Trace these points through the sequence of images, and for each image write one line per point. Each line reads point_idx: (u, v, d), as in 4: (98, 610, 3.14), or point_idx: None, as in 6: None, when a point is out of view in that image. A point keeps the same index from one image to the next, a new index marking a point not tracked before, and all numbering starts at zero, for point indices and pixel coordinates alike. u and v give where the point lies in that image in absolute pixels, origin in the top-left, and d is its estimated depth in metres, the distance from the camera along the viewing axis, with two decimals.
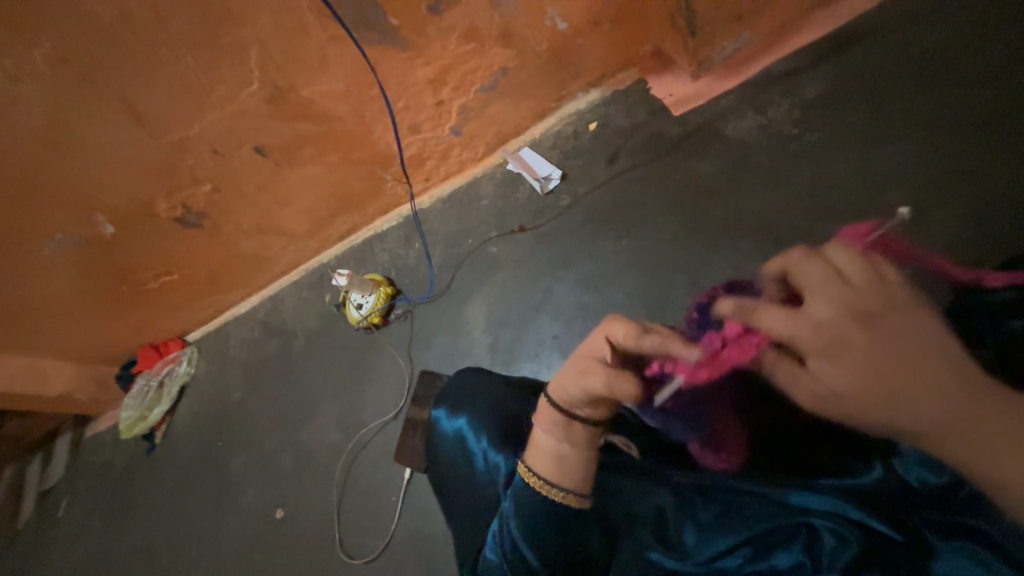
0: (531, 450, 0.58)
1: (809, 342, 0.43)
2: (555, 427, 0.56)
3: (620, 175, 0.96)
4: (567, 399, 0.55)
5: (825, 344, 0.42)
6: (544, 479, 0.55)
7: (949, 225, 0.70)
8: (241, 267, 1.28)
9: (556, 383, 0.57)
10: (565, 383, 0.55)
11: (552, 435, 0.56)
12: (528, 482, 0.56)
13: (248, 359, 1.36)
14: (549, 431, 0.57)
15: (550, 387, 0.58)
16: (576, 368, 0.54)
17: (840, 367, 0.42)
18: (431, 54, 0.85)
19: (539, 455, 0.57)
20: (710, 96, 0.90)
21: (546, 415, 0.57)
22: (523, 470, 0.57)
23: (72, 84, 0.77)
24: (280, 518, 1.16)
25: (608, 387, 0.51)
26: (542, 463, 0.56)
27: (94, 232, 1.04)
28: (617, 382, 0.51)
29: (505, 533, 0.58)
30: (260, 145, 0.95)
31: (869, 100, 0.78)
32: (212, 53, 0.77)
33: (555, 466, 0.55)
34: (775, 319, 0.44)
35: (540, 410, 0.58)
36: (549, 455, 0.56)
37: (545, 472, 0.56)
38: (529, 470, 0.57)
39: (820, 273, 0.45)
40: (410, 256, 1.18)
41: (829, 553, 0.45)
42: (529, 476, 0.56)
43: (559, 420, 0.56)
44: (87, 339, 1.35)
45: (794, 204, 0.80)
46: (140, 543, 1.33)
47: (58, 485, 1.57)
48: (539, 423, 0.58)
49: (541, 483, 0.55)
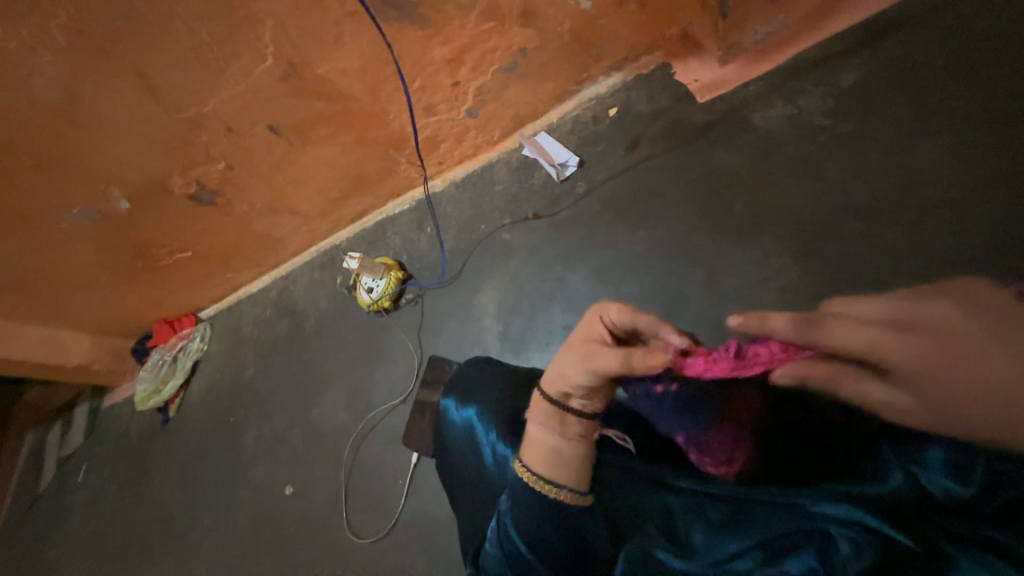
0: (527, 447, 0.60)
1: (895, 353, 0.44)
2: (549, 420, 0.59)
3: (639, 163, 0.94)
4: (574, 381, 0.58)
5: (902, 350, 0.44)
6: (539, 475, 0.57)
7: (992, 225, 0.66)
8: (254, 246, 1.29)
9: (554, 372, 0.60)
10: (568, 371, 0.58)
11: (547, 427, 0.59)
12: (525, 478, 0.57)
13: (260, 338, 1.37)
14: (545, 424, 0.59)
15: (546, 379, 0.61)
16: (585, 351, 0.57)
17: (916, 368, 0.43)
18: (449, 33, 0.82)
19: (536, 451, 0.59)
20: (737, 82, 0.87)
21: (543, 409, 0.60)
22: (518, 467, 0.59)
23: (87, 57, 0.76)
24: (289, 495, 1.18)
25: (625, 362, 0.54)
26: (538, 458, 0.58)
27: (111, 207, 1.05)
28: (632, 356, 0.54)
29: (506, 529, 0.58)
30: (274, 123, 0.94)
31: (908, 90, 0.74)
32: (227, 27, 0.75)
33: (551, 461, 0.57)
34: (852, 332, 0.47)
35: (535, 404, 0.61)
36: (545, 450, 0.58)
37: (540, 469, 0.57)
38: (525, 468, 0.58)
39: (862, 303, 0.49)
40: (422, 241, 1.17)
41: (843, 560, 0.44)
42: (525, 473, 0.58)
43: (557, 414, 0.59)
44: (104, 313, 1.38)
45: (820, 199, 0.77)
46: (154, 512, 1.37)
47: (77, 453, 1.62)
48: (534, 418, 0.61)
49: (536, 479, 0.56)
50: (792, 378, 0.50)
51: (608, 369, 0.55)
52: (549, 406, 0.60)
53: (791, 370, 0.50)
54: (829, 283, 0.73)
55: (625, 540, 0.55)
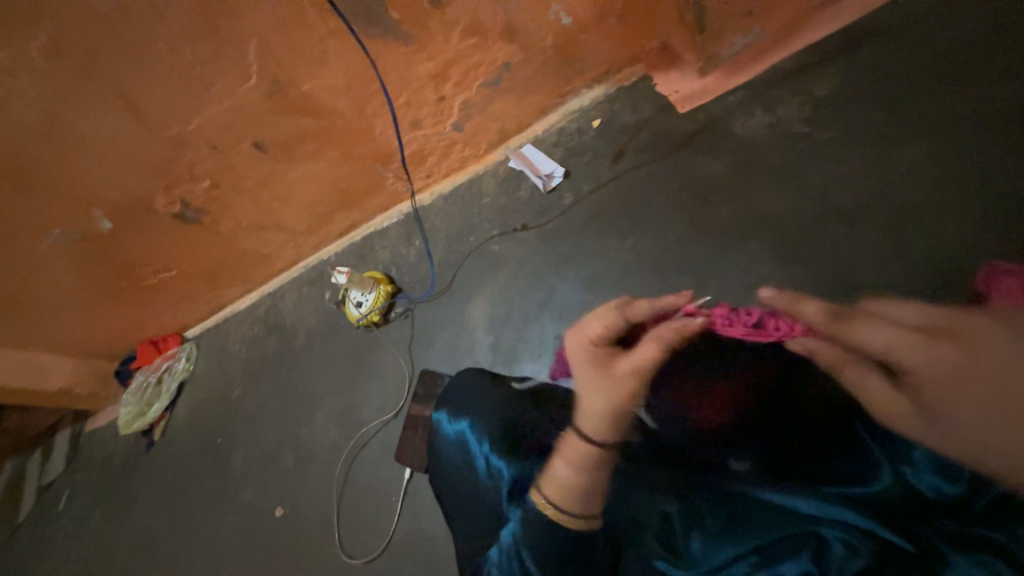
0: (549, 482, 0.56)
1: (913, 353, 0.49)
2: (578, 458, 0.56)
3: (625, 173, 0.95)
4: (629, 397, 0.57)
5: (925, 352, 0.48)
6: (570, 512, 0.54)
7: (966, 227, 0.68)
8: (241, 263, 1.28)
9: (588, 410, 0.57)
10: (620, 395, 0.56)
11: (578, 467, 0.55)
12: (546, 513, 0.55)
13: (248, 355, 1.35)
14: (574, 463, 0.56)
15: (581, 421, 0.57)
16: (626, 367, 0.57)
17: (930, 367, 0.47)
18: (433, 49, 0.83)
19: (564, 490, 0.55)
20: (717, 93, 0.89)
21: (583, 452, 0.55)
22: (540, 502, 0.55)
23: (67, 78, 0.75)
24: (279, 516, 1.16)
25: (660, 344, 0.56)
26: (566, 495, 0.55)
27: (92, 228, 1.03)
28: (661, 334, 0.57)
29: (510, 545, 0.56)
30: (259, 140, 0.94)
31: (881, 98, 0.77)
32: (210, 46, 0.75)
33: (581, 497, 0.54)
34: (876, 330, 0.53)
35: (571, 449, 0.56)
36: (573, 488, 0.55)
37: (568, 504, 0.55)
38: (549, 503, 0.55)
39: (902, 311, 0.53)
40: (411, 254, 1.17)
41: (838, 561, 0.45)
42: (549, 509, 0.55)
43: (595, 453, 0.55)
44: (86, 335, 1.35)
45: (801, 204, 0.79)
46: (140, 538, 1.33)
47: (58, 480, 1.57)
48: (562, 454, 0.57)
49: (565, 514, 0.54)
50: (805, 350, 0.57)
51: (649, 361, 0.57)
52: (608, 447, 0.56)
53: (805, 344, 0.57)
54: (813, 287, 0.75)
55: (623, 549, 0.55)
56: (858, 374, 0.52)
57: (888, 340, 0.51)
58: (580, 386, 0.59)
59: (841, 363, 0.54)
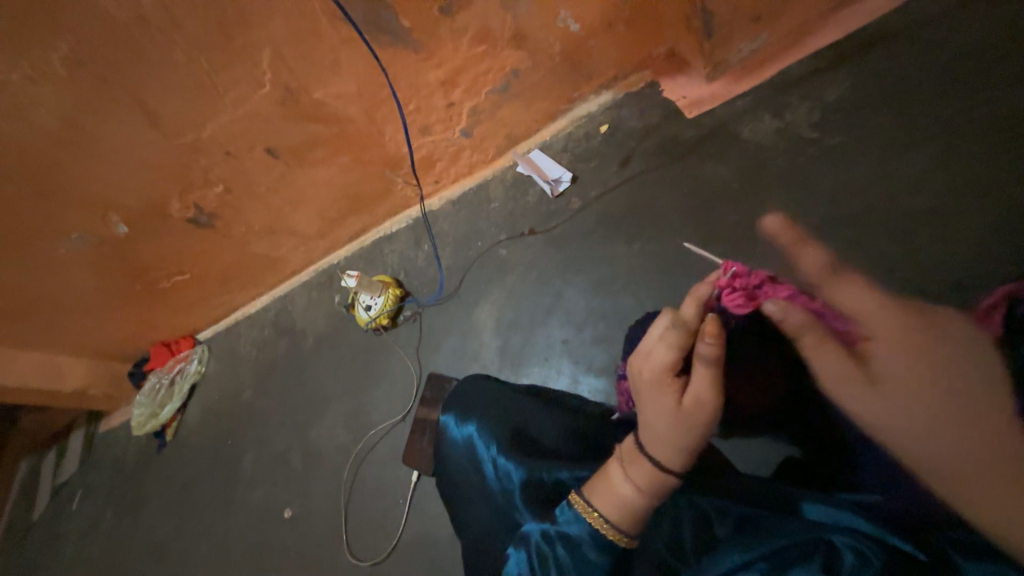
0: (607, 499, 0.53)
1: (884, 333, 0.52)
2: (652, 487, 0.52)
3: (633, 178, 0.95)
4: (705, 429, 0.52)
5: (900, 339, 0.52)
6: (628, 532, 0.52)
7: (976, 234, 0.68)
8: (253, 267, 1.29)
9: (661, 439, 0.52)
10: (694, 430, 0.52)
11: (647, 492, 0.52)
12: (597, 526, 0.52)
13: (258, 358, 1.37)
14: (642, 487, 0.52)
15: (654, 449, 0.52)
16: (694, 404, 0.52)
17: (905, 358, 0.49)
18: (442, 56, 0.84)
19: (627, 513, 0.52)
20: (724, 98, 0.89)
21: (658, 481, 0.52)
22: (593, 519, 0.52)
23: (88, 86, 0.77)
24: (288, 518, 1.16)
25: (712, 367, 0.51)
26: (625, 515, 0.52)
27: (109, 232, 1.05)
28: (707, 357, 0.51)
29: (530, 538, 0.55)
30: (272, 146, 0.96)
31: (892, 102, 0.76)
32: (226, 55, 0.77)
33: (641, 518, 0.52)
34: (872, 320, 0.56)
35: (647, 483, 0.52)
36: (635, 510, 0.52)
37: (624, 524, 0.52)
38: (604, 520, 0.52)
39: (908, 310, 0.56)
40: (420, 258, 1.18)
41: (850, 569, 0.43)
42: (603, 524, 0.52)
43: (670, 482, 0.52)
44: (101, 337, 1.37)
45: (810, 209, 0.78)
46: (151, 538, 1.35)
47: (72, 479, 1.59)
48: (635, 480, 0.52)
49: (620, 533, 0.52)
50: (777, 313, 0.56)
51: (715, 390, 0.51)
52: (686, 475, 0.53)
53: (779, 308, 0.56)
54: None
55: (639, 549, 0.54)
56: (821, 349, 0.55)
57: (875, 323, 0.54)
58: (647, 421, 0.54)
59: (807, 330, 0.56)
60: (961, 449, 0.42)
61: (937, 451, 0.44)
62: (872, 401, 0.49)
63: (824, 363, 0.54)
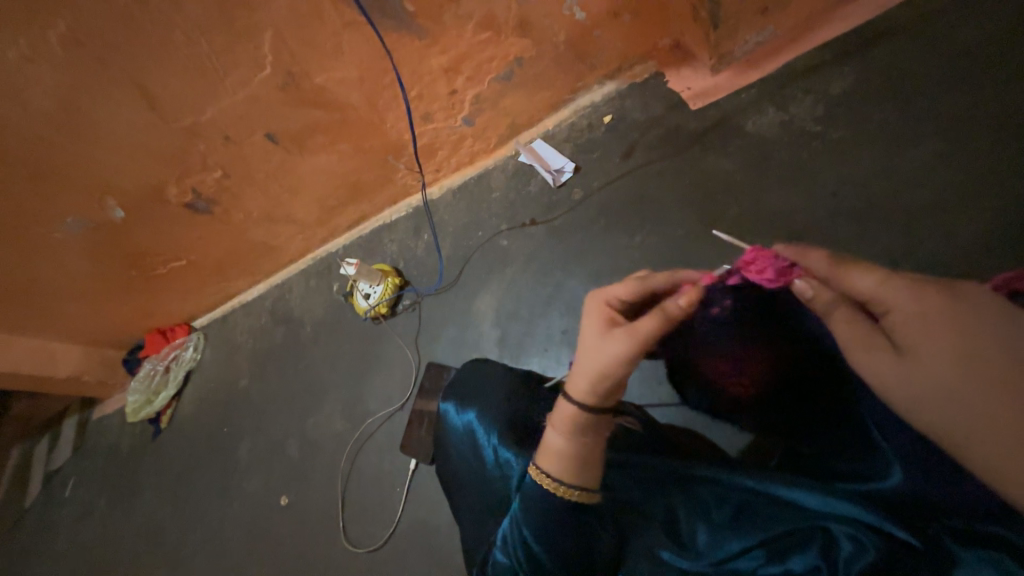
0: (543, 452, 0.54)
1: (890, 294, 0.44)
2: (574, 425, 0.52)
3: (635, 169, 0.95)
4: (624, 370, 0.51)
5: (908, 294, 0.43)
6: (562, 481, 0.52)
7: (975, 228, 0.68)
8: (250, 255, 1.28)
9: (590, 374, 0.52)
10: (610, 364, 0.51)
11: (568, 431, 0.53)
12: (537, 481, 0.53)
13: (255, 346, 1.36)
14: (567, 430, 0.53)
15: (580, 382, 0.53)
16: (621, 335, 0.51)
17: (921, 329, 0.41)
18: (447, 42, 0.83)
19: (559, 461, 0.53)
20: (729, 90, 0.89)
21: (572, 417, 0.52)
22: (535, 474, 0.53)
23: (85, 67, 0.76)
24: (284, 505, 1.17)
25: (665, 317, 0.49)
26: (558, 464, 0.53)
27: (105, 216, 1.04)
28: (664, 308, 0.50)
29: (514, 528, 0.54)
30: (271, 131, 0.95)
31: (896, 96, 0.77)
32: (226, 37, 0.76)
33: (573, 465, 0.52)
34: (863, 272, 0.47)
35: (561, 413, 0.53)
36: (563, 456, 0.53)
37: (558, 473, 0.52)
38: (544, 474, 0.53)
39: (877, 284, 0.45)
40: (419, 248, 1.18)
41: (846, 559, 0.44)
42: (543, 478, 0.53)
43: (587, 420, 0.52)
44: (96, 323, 1.36)
45: (812, 203, 0.79)
46: (146, 525, 1.35)
47: (66, 466, 1.58)
48: (555, 421, 0.54)
49: (557, 483, 0.52)
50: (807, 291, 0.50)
51: (648, 336, 0.50)
52: (593, 414, 0.52)
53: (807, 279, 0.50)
54: None
55: (631, 535, 0.54)
56: (842, 317, 0.46)
57: (877, 283, 0.45)
58: (581, 353, 0.54)
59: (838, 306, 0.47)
60: (984, 425, 0.36)
61: (951, 416, 0.38)
62: (891, 370, 0.42)
63: (862, 352, 0.44)
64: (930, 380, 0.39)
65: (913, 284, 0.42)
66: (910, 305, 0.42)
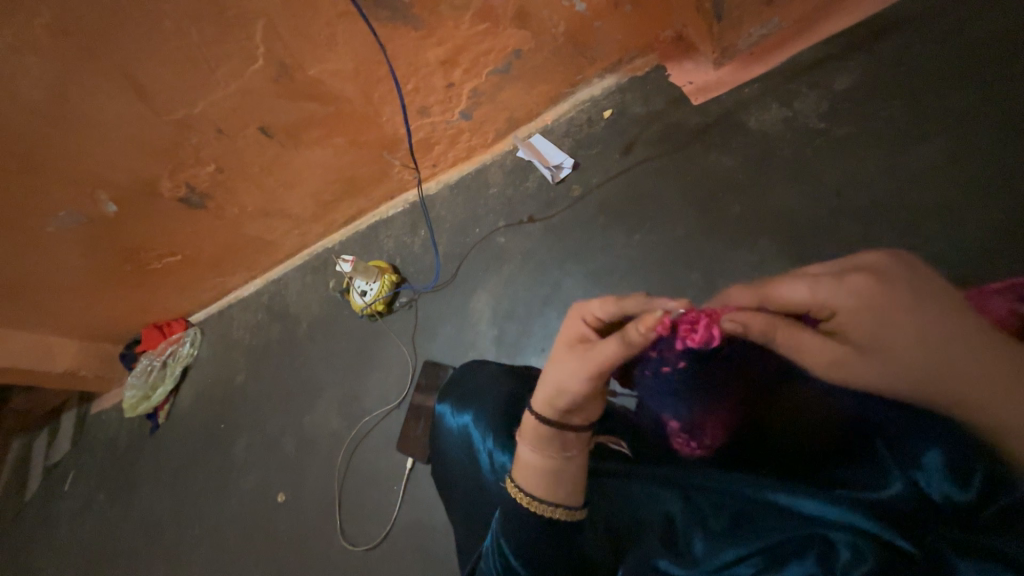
0: (518, 467, 0.54)
1: (836, 295, 0.43)
2: (544, 441, 0.53)
3: (635, 166, 0.93)
4: (582, 394, 0.51)
5: (841, 289, 0.43)
6: (533, 496, 0.52)
7: (984, 227, 0.67)
8: (246, 250, 1.27)
9: (550, 390, 0.52)
10: (566, 379, 0.51)
11: (539, 445, 0.53)
12: (516, 498, 0.53)
13: (252, 342, 1.35)
14: (537, 446, 0.53)
15: (541, 396, 0.53)
16: (584, 358, 0.50)
17: (861, 306, 0.42)
18: (443, 34, 0.81)
19: (534, 476, 0.52)
20: (731, 85, 0.87)
21: (534, 430, 0.53)
22: (513, 490, 0.53)
23: (72, 58, 0.74)
24: (280, 502, 1.16)
25: (626, 344, 0.47)
26: (530, 478, 0.53)
27: (97, 210, 1.03)
28: (624, 333, 0.47)
29: (500, 540, 0.53)
30: (265, 125, 0.93)
31: (902, 92, 0.75)
32: (217, 29, 0.74)
33: (544, 481, 0.52)
34: (794, 289, 0.46)
35: (524, 424, 0.54)
36: (537, 471, 0.52)
37: (533, 488, 0.52)
38: (519, 489, 0.53)
39: (823, 287, 0.44)
40: (416, 244, 1.16)
41: (843, 568, 0.40)
42: (517, 492, 0.53)
43: (549, 434, 0.52)
44: (90, 319, 1.35)
45: (816, 202, 0.77)
46: (145, 519, 1.35)
47: (64, 461, 1.58)
48: (525, 439, 0.54)
49: (531, 498, 0.52)
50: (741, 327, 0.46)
51: (609, 360, 0.48)
52: (555, 428, 0.52)
53: (741, 319, 0.46)
54: None
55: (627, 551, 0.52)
56: (792, 334, 0.44)
57: (808, 291, 0.45)
58: (547, 367, 0.53)
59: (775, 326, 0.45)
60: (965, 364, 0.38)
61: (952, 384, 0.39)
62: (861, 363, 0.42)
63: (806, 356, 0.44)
64: (909, 347, 0.40)
65: (843, 281, 0.43)
66: (847, 301, 0.43)
